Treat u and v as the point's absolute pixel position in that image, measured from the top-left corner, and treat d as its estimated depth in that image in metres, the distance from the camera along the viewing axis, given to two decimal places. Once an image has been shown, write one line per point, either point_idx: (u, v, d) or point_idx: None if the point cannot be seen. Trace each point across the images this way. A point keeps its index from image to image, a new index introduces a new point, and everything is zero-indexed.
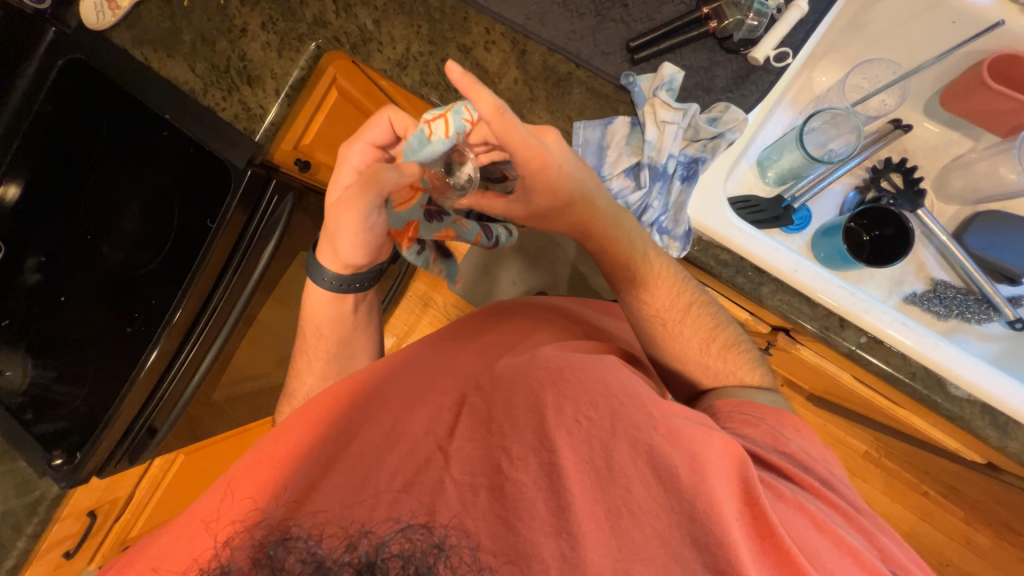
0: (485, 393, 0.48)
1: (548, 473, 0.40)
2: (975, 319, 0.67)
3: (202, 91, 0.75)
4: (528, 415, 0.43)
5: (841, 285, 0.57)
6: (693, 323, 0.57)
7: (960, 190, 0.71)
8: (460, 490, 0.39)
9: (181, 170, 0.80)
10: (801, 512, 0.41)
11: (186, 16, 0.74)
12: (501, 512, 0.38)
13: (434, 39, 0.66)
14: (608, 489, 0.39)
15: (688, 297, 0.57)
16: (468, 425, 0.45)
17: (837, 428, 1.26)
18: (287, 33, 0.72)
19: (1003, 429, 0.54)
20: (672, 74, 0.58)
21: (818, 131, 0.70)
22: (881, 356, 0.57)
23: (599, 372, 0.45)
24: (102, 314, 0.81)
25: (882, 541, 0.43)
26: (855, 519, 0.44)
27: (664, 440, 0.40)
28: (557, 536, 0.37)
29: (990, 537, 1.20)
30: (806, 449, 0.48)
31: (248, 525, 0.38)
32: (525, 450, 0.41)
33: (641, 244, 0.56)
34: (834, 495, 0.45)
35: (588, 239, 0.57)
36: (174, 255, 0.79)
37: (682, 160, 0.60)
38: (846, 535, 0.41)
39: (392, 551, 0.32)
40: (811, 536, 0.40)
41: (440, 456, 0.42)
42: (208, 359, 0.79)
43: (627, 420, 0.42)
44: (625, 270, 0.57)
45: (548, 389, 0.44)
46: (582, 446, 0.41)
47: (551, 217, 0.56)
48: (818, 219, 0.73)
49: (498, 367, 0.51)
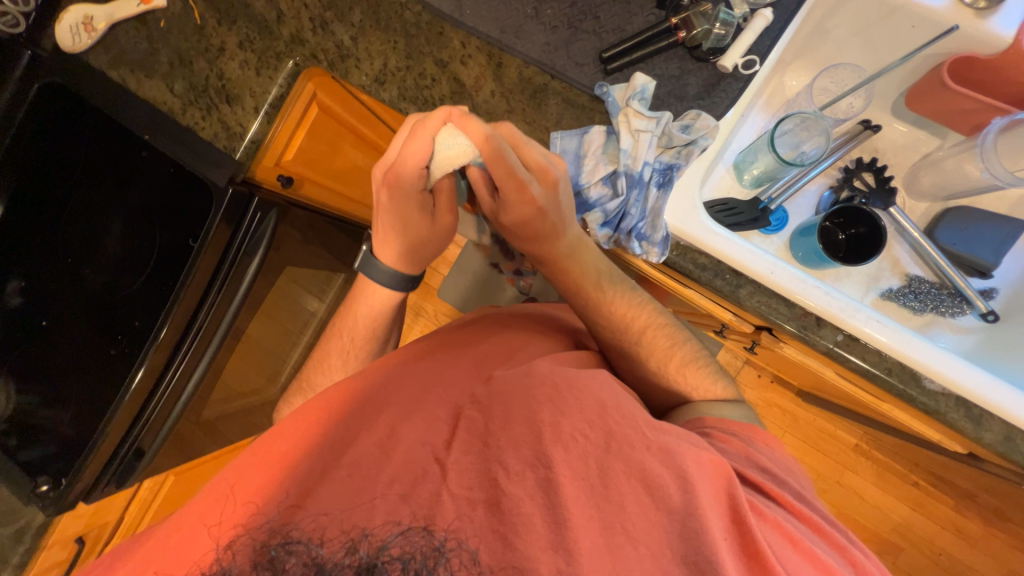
0: (482, 406, 0.46)
1: (545, 491, 0.39)
2: (948, 313, 0.69)
3: (181, 110, 0.75)
4: (527, 432, 0.42)
5: (817, 286, 0.58)
6: (650, 341, 0.60)
7: (928, 188, 0.73)
8: (457, 503, 0.38)
9: (162, 189, 0.79)
10: (780, 532, 0.42)
11: (164, 36, 0.75)
12: (497, 526, 0.37)
13: (411, 54, 0.66)
14: (602, 505, 0.39)
15: (644, 318, 0.61)
16: (465, 437, 0.43)
17: (825, 423, 1.28)
18: (265, 51, 0.72)
19: (978, 421, 0.56)
20: (644, 84, 0.59)
21: (790, 134, 0.71)
22: (859, 353, 0.58)
23: (595, 392, 0.46)
24: (85, 338, 0.80)
25: (854, 554, 0.44)
26: (836, 543, 0.44)
27: (653, 458, 0.42)
28: (554, 552, 0.36)
29: (982, 526, 1.22)
30: (774, 461, 0.50)
31: (249, 529, 0.38)
32: (522, 465, 0.40)
33: (594, 272, 0.61)
34: (813, 512, 0.47)
35: (545, 265, 0.62)
36: (158, 273, 0.79)
37: (658, 168, 0.61)
38: (823, 554, 0.42)
39: (392, 553, 0.32)
40: (789, 557, 0.40)
41: (436, 469, 0.41)
42: (194, 378, 0.78)
43: (622, 439, 0.43)
44: (577, 292, 0.62)
45: (544, 405, 0.44)
46: (578, 463, 0.41)
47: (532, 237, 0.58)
48: (795, 220, 0.75)
49: (494, 379, 0.50)
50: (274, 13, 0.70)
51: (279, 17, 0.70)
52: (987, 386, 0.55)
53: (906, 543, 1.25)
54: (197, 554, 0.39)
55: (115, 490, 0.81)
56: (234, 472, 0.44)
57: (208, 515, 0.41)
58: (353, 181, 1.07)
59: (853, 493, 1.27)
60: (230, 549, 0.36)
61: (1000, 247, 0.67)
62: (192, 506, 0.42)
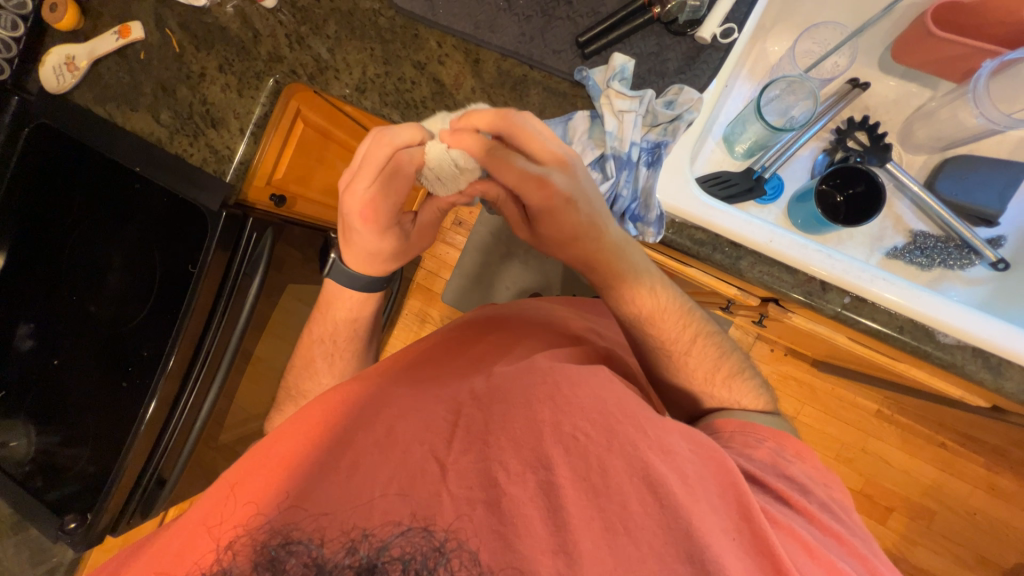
0: (481, 404, 0.46)
1: (546, 492, 0.39)
2: (957, 266, 0.67)
3: (169, 139, 0.76)
4: (528, 434, 0.42)
5: (818, 250, 0.57)
6: (699, 353, 0.60)
7: (925, 140, 0.71)
8: (456, 503, 0.38)
9: (158, 219, 0.78)
10: (795, 538, 0.42)
11: (145, 68, 0.75)
12: (497, 527, 0.37)
13: (388, 58, 0.66)
14: (603, 504, 0.39)
15: (694, 329, 0.59)
16: (464, 438, 0.43)
17: (844, 391, 1.26)
18: (245, 72, 0.72)
19: (997, 370, 0.55)
20: (623, 64, 0.58)
21: (777, 100, 0.71)
22: (868, 314, 0.57)
23: (595, 390, 0.45)
24: (95, 374, 0.79)
25: (874, 563, 0.44)
26: (848, 543, 0.45)
27: (655, 457, 0.41)
28: (554, 554, 0.37)
29: (1015, 483, 1.20)
30: (805, 473, 0.50)
31: (247, 531, 0.39)
32: (522, 466, 0.40)
33: (648, 276, 0.57)
34: (829, 517, 0.47)
35: (594, 271, 0.58)
36: (159, 303, 0.77)
37: (645, 147, 0.60)
38: (837, 560, 0.42)
39: (392, 554, 0.34)
40: (804, 565, 0.40)
41: (435, 468, 0.40)
42: (207, 403, 0.78)
43: (625, 437, 0.42)
44: (630, 299, 0.57)
45: (544, 405, 0.44)
46: (579, 464, 0.40)
47: (557, 238, 0.56)
48: (790, 186, 0.74)
49: (495, 376, 0.49)
50: (250, 34, 0.71)
51: (255, 36, 0.71)
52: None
53: (940, 506, 1.22)
54: (197, 557, 0.39)
55: (142, 519, 0.81)
56: (235, 475, 0.44)
57: (208, 518, 0.41)
58: None
59: (879, 461, 1.25)
60: (230, 550, 0.38)
61: (1001, 194, 0.66)
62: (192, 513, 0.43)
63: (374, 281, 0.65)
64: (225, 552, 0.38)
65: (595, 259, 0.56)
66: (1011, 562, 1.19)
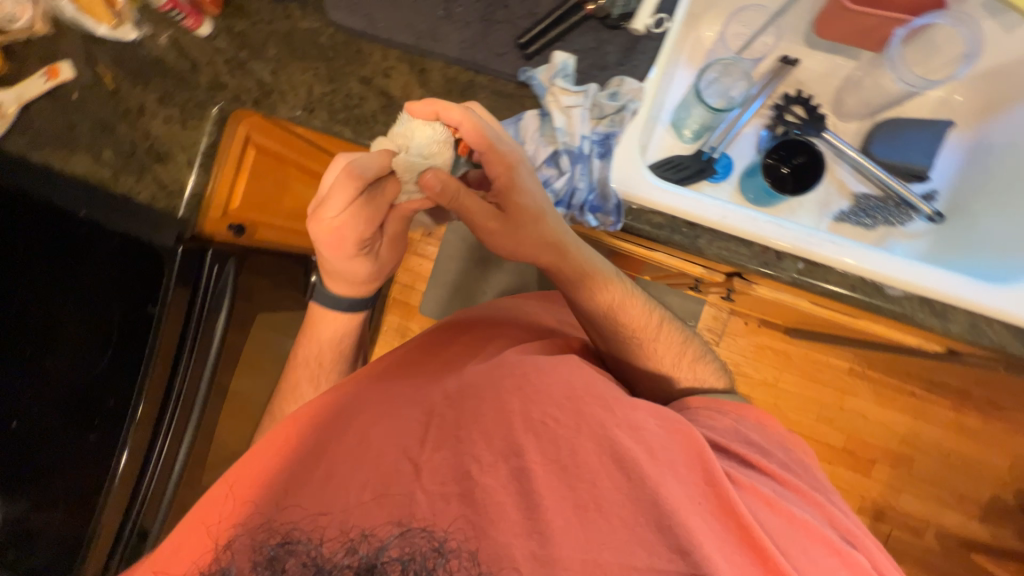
0: (453, 403, 0.49)
1: (518, 478, 0.43)
2: (899, 222, 0.72)
3: (112, 178, 0.72)
4: (498, 422, 0.47)
5: (769, 221, 0.60)
6: (666, 339, 0.63)
7: (855, 108, 0.75)
8: (430, 498, 0.42)
9: (119, 262, 0.73)
10: (757, 497, 0.47)
11: (79, 109, 0.72)
12: (471, 515, 0.41)
13: (333, 76, 0.66)
14: (573, 484, 0.43)
15: (659, 317, 0.63)
16: (437, 434, 0.47)
17: (818, 353, 1.31)
18: (187, 102, 0.71)
19: (943, 315, 0.58)
20: (564, 61, 0.60)
21: (716, 82, 0.73)
22: (821, 276, 0.59)
23: (564, 374, 0.51)
24: (57, 432, 0.72)
25: (832, 510, 0.49)
26: (808, 495, 0.49)
27: (623, 432, 0.46)
28: (527, 537, 0.41)
29: (980, 420, 1.27)
30: (769, 440, 0.54)
31: (248, 529, 0.43)
32: (493, 456, 0.44)
33: (608, 268, 0.63)
34: (795, 477, 0.51)
35: (562, 266, 0.60)
36: (126, 350, 0.73)
37: (596, 139, 0.62)
38: (797, 511, 0.47)
39: (391, 554, 0.38)
40: (767, 519, 0.45)
41: (408, 466, 0.44)
42: (182, 451, 0.75)
43: (593, 419, 0.47)
44: (600, 287, 0.61)
45: (513, 396, 0.48)
46: (549, 447, 0.45)
47: (523, 231, 0.57)
48: (739, 163, 0.76)
49: (465, 374, 0.53)
50: (187, 64, 0.70)
51: (193, 66, 0.69)
52: (969, 289, 0.57)
53: (916, 451, 1.28)
54: (195, 557, 0.44)
55: None
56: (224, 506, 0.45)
57: (207, 516, 0.45)
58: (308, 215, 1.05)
59: (857, 415, 1.30)
60: (230, 550, 0.42)
61: (930, 148, 0.71)
62: (186, 541, 0.44)
63: (356, 303, 0.68)
64: (226, 552, 0.41)
65: (566, 244, 0.59)
66: (984, 495, 1.27)
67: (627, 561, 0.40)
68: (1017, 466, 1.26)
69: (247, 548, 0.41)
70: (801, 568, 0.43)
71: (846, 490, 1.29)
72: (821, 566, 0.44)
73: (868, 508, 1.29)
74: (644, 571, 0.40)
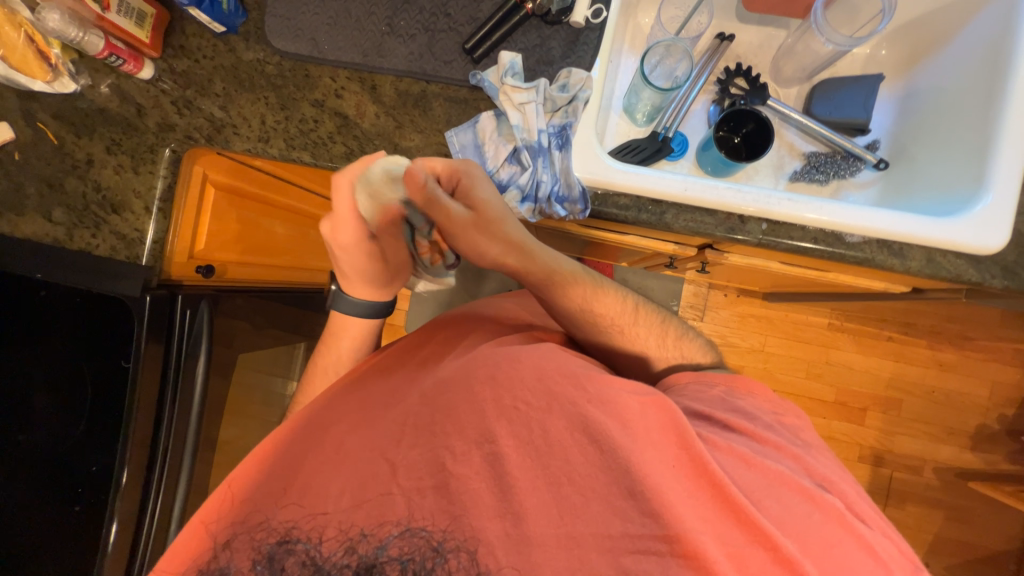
0: (430, 400, 0.50)
1: (492, 464, 0.45)
2: (848, 174, 0.76)
3: (68, 236, 0.70)
4: (472, 413, 0.47)
5: (729, 188, 0.62)
6: (644, 324, 0.64)
7: (792, 75, 0.79)
8: (407, 494, 0.43)
9: (82, 321, 0.69)
10: (733, 455, 0.48)
11: (23, 168, 0.69)
12: (446, 506, 0.42)
13: (284, 103, 0.66)
14: (548, 464, 0.45)
15: (633, 304, 0.64)
16: (413, 432, 0.47)
17: (799, 314, 1.35)
18: (136, 148, 0.69)
19: (900, 254, 0.62)
20: (512, 60, 0.61)
21: (659, 65, 0.76)
22: (785, 234, 0.62)
23: (536, 360, 0.51)
24: (25, 505, 0.66)
25: (808, 460, 0.50)
26: (786, 449, 0.51)
27: (595, 408, 0.47)
28: (502, 519, 0.42)
29: (955, 354, 1.32)
30: (753, 404, 0.56)
31: (248, 526, 0.43)
32: (467, 445, 0.45)
33: (573, 266, 0.63)
34: (774, 434, 0.52)
35: (527, 270, 0.62)
36: (100, 413, 0.68)
37: (553, 132, 0.63)
38: (772, 464, 0.48)
39: (391, 555, 0.36)
40: (743, 475, 0.47)
41: (385, 467, 0.45)
42: (178, 503, 0.71)
43: (565, 399, 0.48)
44: (569, 284, 0.62)
45: (486, 386, 0.49)
46: (521, 430, 0.46)
47: (487, 233, 0.60)
48: (693, 139, 0.79)
49: (444, 372, 0.53)
50: (132, 110, 0.68)
51: (139, 110, 0.68)
52: (923, 227, 0.60)
53: (901, 393, 1.33)
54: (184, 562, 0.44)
55: None
56: (217, 530, 0.45)
57: (190, 551, 0.44)
58: (280, 248, 1.03)
59: (842, 367, 1.34)
60: (229, 547, 0.42)
61: (866, 103, 0.75)
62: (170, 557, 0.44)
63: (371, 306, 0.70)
64: (223, 549, 0.42)
65: (530, 244, 0.62)
66: (967, 425, 1.32)
67: (601, 531, 0.42)
68: (996, 393, 1.32)
69: (247, 547, 0.41)
70: (772, 516, 0.44)
71: (843, 440, 1.34)
72: (796, 512, 0.45)
73: (866, 454, 1.33)
74: (620, 539, 0.42)
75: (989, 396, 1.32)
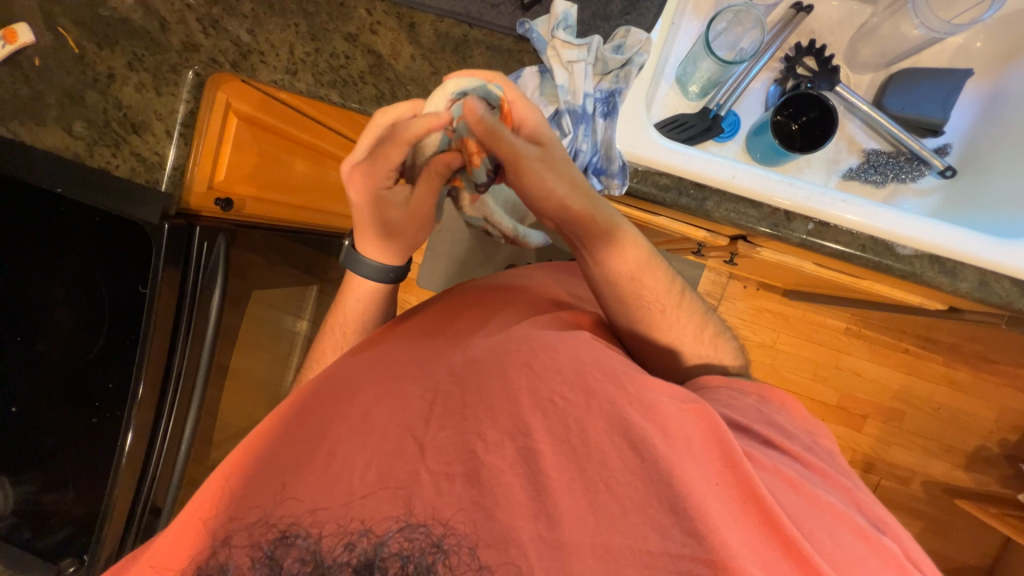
0: (459, 378, 0.50)
1: (525, 458, 0.45)
2: (910, 178, 0.70)
3: (88, 152, 0.67)
4: (507, 401, 0.47)
5: (779, 180, 0.58)
6: (686, 313, 0.63)
7: (870, 58, 0.72)
8: (435, 478, 0.43)
9: (102, 238, 0.69)
10: (778, 477, 0.47)
11: (43, 77, 0.66)
12: (477, 498, 0.42)
13: (316, 34, 0.61)
14: (585, 467, 0.44)
15: (680, 289, 0.63)
16: (442, 412, 0.48)
17: (818, 315, 1.32)
18: (159, 67, 0.65)
19: (952, 273, 0.58)
20: (566, 10, 0.56)
21: (726, 33, 0.69)
22: (831, 238, 0.58)
23: (572, 350, 0.50)
24: (56, 413, 0.69)
25: (859, 496, 0.50)
26: (831, 477, 0.50)
27: (639, 414, 0.46)
28: (536, 519, 0.42)
29: (971, 375, 1.30)
30: (784, 418, 0.55)
31: (248, 522, 0.42)
32: (500, 435, 0.45)
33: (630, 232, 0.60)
34: (817, 459, 0.52)
35: (584, 225, 0.56)
36: (115, 333, 0.69)
37: (599, 97, 0.59)
38: (823, 494, 0.48)
39: (391, 550, 0.38)
40: (790, 500, 0.46)
41: (413, 447, 0.45)
42: (188, 429, 0.73)
43: (604, 398, 0.47)
44: (627, 248, 0.59)
45: (520, 373, 0.49)
46: (558, 426, 0.46)
47: (561, 169, 0.54)
48: (747, 121, 0.74)
49: (472, 352, 0.53)
50: (156, 24, 0.64)
51: (162, 24, 0.64)
52: (982, 246, 0.57)
53: (905, 406, 1.32)
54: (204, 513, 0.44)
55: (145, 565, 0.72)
56: (243, 484, 0.45)
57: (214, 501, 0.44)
58: (298, 186, 1.00)
59: (852, 372, 1.33)
60: (230, 543, 0.41)
61: (945, 101, 0.69)
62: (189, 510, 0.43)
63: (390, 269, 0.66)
64: (224, 546, 0.41)
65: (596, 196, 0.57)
66: (968, 446, 1.32)
67: (638, 545, 0.42)
68: (1004, 418, 1.30)
69: (248, 543, 0.41)
70: (825, 551, 0.43)
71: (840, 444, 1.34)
72: (848, 549, 0.44)
73: (858, 459, 1.34)
74: (657, 556, 0.41)
75: (996, 420, 1.31)
